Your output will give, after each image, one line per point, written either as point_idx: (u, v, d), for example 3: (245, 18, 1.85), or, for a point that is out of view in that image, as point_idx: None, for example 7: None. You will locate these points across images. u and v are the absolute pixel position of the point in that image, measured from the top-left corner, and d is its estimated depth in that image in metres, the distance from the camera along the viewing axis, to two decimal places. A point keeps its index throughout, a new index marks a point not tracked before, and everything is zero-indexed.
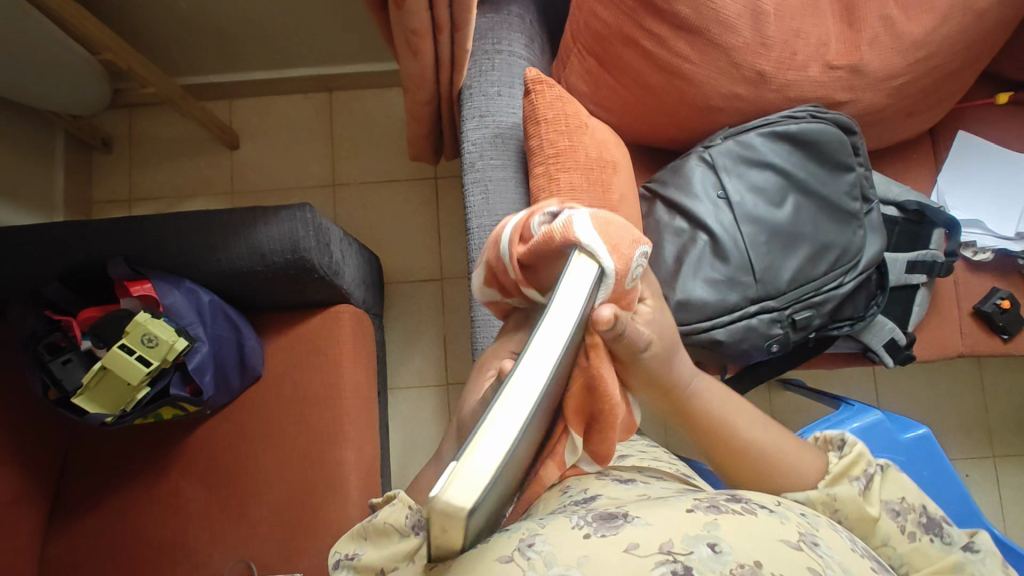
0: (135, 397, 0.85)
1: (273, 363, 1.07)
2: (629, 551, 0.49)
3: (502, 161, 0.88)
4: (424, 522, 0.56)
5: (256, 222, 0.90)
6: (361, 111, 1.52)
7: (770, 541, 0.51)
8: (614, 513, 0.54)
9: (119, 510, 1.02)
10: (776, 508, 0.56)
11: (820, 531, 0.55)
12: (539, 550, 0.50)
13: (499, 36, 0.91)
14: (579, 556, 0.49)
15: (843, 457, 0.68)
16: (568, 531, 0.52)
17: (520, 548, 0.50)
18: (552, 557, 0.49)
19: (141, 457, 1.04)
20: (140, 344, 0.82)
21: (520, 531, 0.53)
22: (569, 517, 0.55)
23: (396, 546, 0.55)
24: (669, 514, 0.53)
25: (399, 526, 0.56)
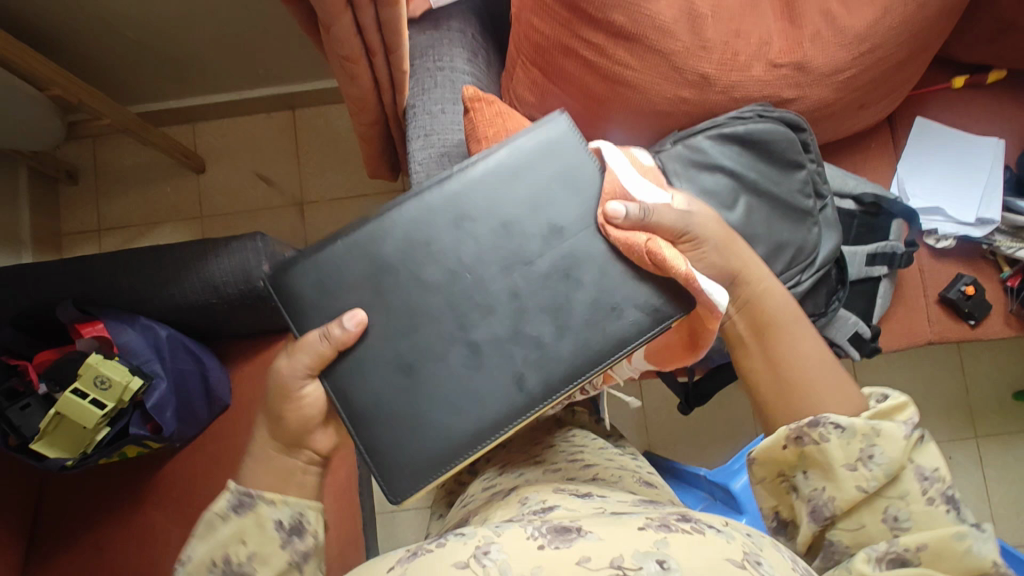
0: (94, 439, 0.85)
1: (240, 390, 1.07)
2: (581, 565, 0.46)
3: None
4: (242, 502, 0.58)
5: (207, 255, 0.90)
6: (324, 127, 1.51)
7: (716, 559, 0.47)
8: (569, 525, 0.52)
9: (96, 549, 1.02)
10: (723, 527, 0.53)
11: (765, 551, 0.51)
12: (494, 558, 0.48)
13: (440, 53, 0.90)
14: (532, 567, 0.47)
15: (885, 404, 0.61)
16: (523, 542, 0.49)
17: (476, 556, 0.48)
18: (507, 565, 0.47)
19: (115, 494, 1.04)
20: (93, 387, 0.82)
21: (475, 538, 0.50)
22: (524, 526, 0.52)
23: (220, 532, 0.56)
24: (622, 530, 0.50)
25: (219, 511, 0.57)
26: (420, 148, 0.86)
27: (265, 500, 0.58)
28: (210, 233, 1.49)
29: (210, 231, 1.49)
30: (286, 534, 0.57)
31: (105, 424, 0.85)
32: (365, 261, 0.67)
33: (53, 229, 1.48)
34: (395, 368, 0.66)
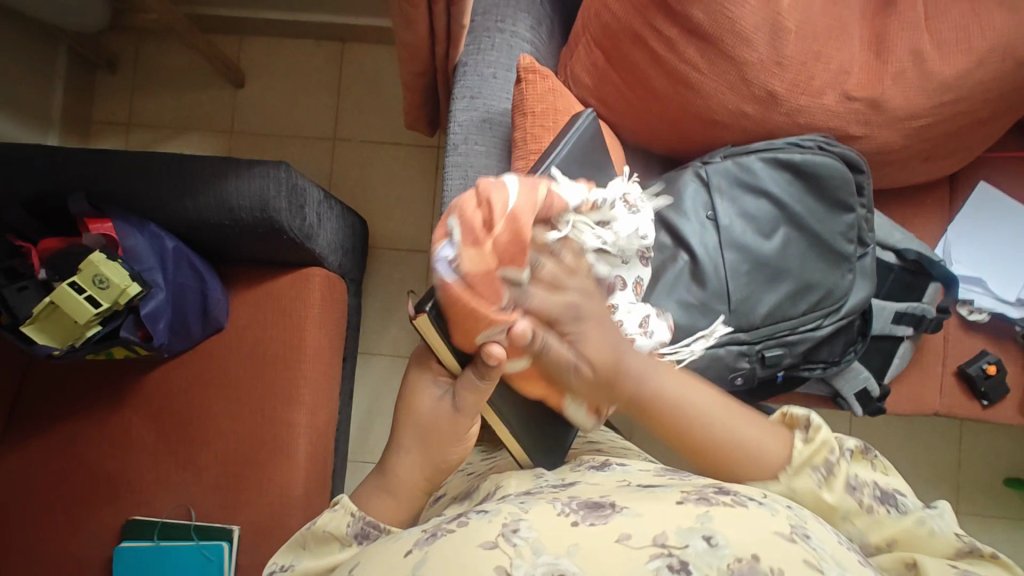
0: (84, 335, 0.83)
1: (236, 316, 1.06)
2: (622, 542, 0.44)
3: (486, 148, 0.82)
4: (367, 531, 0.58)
5: (228, 174, 0.88)
6: (370, 68, 1.47)
7: (764, 534, 0.45)
8: (601, 503, 0.49)
9: (69, 440, 1.04)
10: (764, 499, 0.50)
11: (809, 523, 0.49)
12: (524, 536, 0.45)
13: (503, 14, 0.85)
14: (568, 544, 0.45)
15: (808, 442, 0.61)
16: (554, 517, 0.47)
17: (505, 534, 0.45)
18: (540, 544, 0.44)
19: (96, 391, 1.05)
20: (91, 284, 0.81)
21: (501, 515, 0.47)
22: (552, 503, 0.50)
23: (334, 554, 0.56)
24: (660, 505, 0.48)
25: (340, 534, 0.57)
26: (462, 110, 0.83)
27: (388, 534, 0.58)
28: (237, 151, 1.46)
29: (237, 149, 1.46)
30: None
31: (100, 325, 0.85)
32: None
33: (83, 114, 1.46)
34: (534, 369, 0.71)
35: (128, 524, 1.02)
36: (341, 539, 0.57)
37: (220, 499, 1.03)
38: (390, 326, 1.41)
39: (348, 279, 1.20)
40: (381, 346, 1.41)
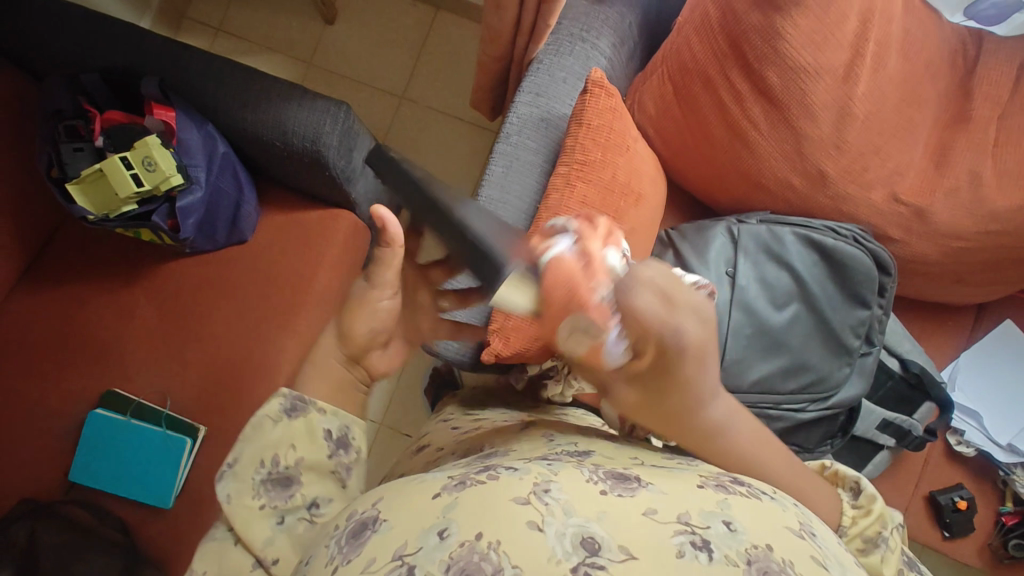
0: (121, 209, 0.88)
1: (262, 234, 1.10)
2: (647, 515, 0.47)
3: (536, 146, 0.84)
4: (299, 409, 0.59)
5: (292, 100, 0.92)
6: (456, 43, 1.51)
7: (776, 526, 0.49)
8: (627, 476, 0.53)
9: (78, 301, 1.09)
10: (775, 495, 0.55)
11: (814, 524, 0.53)
12: (555, 497, 0.48)
13: (590, 25, 0.88)
14: (597, 511, 0.47)
15: (857, 505, 0.67)
16: (583, 483, 0.51)
17: (537, 493, 0.49)
18: (568, 506, 0.48)
19: (116, 264, 1.10)
20: (140, 164, 0.86)
21: (533, 475, 0.51)
22: (580, 470, 0.53)
23: (268, 435, 0.57)
24: (678, 485, 0.52)
25: (272, 414, 0.58)
26: (523, 104, 0.84)
27: (318, 409, 0.60)
28: (308, 82, 1.51)
29: (309, 81, 1.51)
30: (333, 445, 0.60)
31: (134, 206, 0.89)
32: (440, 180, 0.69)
33: (179, 8, 1.52)
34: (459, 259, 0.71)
35: (106, 394, 1.07)
36: (271, 420, 0.58)
37: (196, 397, 1.08)
38: None
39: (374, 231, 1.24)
40: None
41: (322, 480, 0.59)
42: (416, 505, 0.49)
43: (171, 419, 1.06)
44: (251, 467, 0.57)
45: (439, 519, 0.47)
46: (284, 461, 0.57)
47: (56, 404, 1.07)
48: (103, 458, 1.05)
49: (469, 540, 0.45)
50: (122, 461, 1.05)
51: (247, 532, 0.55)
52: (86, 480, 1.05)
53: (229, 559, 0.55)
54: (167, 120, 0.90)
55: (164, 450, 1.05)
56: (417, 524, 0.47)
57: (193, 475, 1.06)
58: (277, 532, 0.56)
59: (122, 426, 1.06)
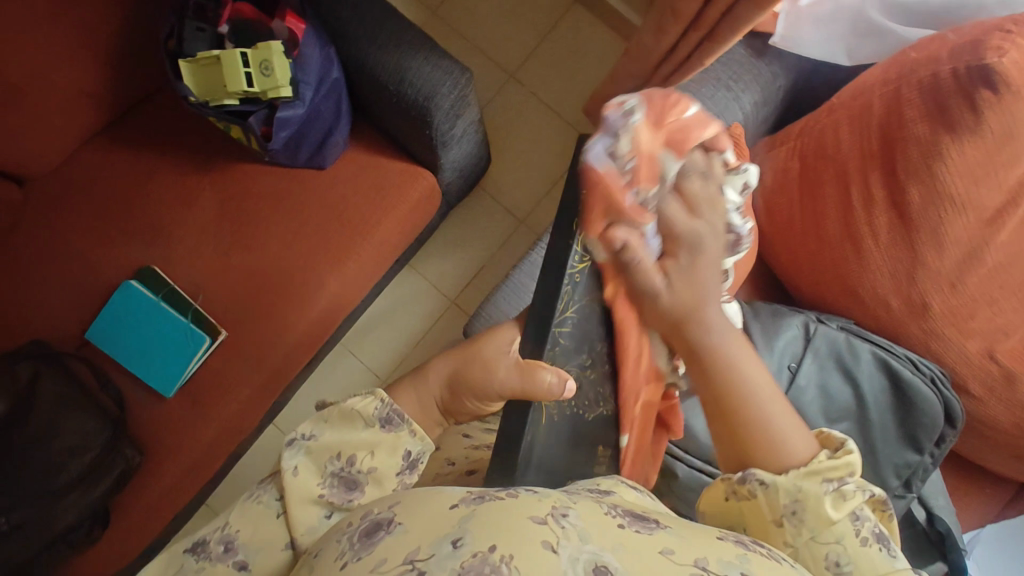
0: (222, 101, 0.87)
1: (340, 167, 1.09)
2: (664, 555, 0.43)
3: None
4: (390, 419, 0.61)
5: (421, 51, 0.90)
6: (584, 40, 1.48)
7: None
8: (648, 516, 0.50)
9: (147, 172, 1.10)
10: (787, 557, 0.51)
11: None
12: (571, 522, 0.45)
13: (739, 76, 0.83)
14: (612, 543, 0.44)
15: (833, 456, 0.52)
16: (603, 516, 0.47)
17: (554, 513, 0.45)
18: (585, 534, 0.44)
19: (194, 149, 1.10)
20: (256, 65, 0.84)
21: (552, 498, 0.48)
22: (600, 503, 0.50)
23: (356, 432, 0.61)
24: (701, 533, 0.48)
25: (364, 415, 0.61)
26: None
27: (409, 429, 0.62)
28: (427, 28, 1.48)
29: (428, 27, 1.48)
30: (405, 465, 0.61)
31: (229, 98, 0.87)
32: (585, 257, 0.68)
33: None
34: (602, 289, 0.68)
35: (146, 269, 1.07)
36: (365, 419, 0.61)
37: (227, 302, 1.08)
38: (448, 258, 1.47)
39: (445, 200, 1.22)
40: (430, 270, 1.48)
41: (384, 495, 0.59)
42: (432, 512, 0.46)
43: (196, 314, 1.06)
44: (325, 454, 0.61)
45: (454, 529, 0.43)
46: (358, 464, 0.60)
47: (99, 263, 1.09)
48: (122, 328, 1.06)
49: (482, 549, 0.41)
50: (138, 337, 1.05)
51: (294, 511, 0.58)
52: (100, 343, 1.06)
53: (262, 527, 0.59)
54: (296, 30, 0.88)
55: (181, 340, 1.05)
56: (428, 533, 0.43)
57: (200, 374, 1.07)
58: (322, 524, 0.58)
59: (149, 303, 1.06)
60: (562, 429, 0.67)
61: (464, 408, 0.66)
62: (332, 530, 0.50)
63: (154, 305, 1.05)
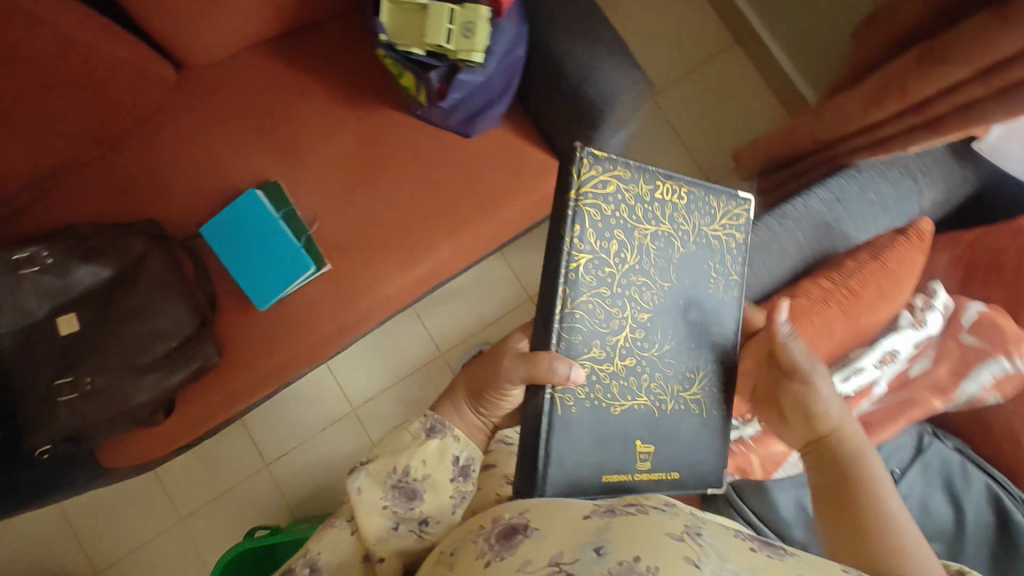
0: (411, 48, 0.87)
1: (483, 140, 1.09)
2: None
3: (804, 242, 0.86)
4: (438, 430, 0.76)
5: (612, 54, 0.89)
6: (733, 84, 1.47)
7: None
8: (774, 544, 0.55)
9: (299, 91, 1.12)
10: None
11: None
12: (705, 541, 0.51)
13: (919, 168, 0.90)
14: (748, 567, 0.49)
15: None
16: (730, 539, 0.53)
17: (689, 533, 0.51)
18: (720, 552, 0.50)
19: (350, 83, 1.11)
20: (459, 24, 0.83)
21: (683, 519, 0.53)
22: (729, 528, 0.55)
23: (404, 444, 0.75)
24: (826, 564, 0.53)
25: (413, 430, 0.76)
26: (820, 199, 0.86)
27: (453, 436, 0.77)
28: None
29: None
30: (456, 470, 0.76)
31: (419, 46, 0.87)
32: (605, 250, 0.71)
33: None
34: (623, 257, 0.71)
35: (272, 183, 1.09)
36: (413, 433, 0.76)
37: (340, 239, 1.09)
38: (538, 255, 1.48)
39: None
40: (516, 262, 1.50)
41: (440, 499, 0.73)
42: (567, 525, 0.54)
43: (309, 241, 1.07)
44: (383, 471, 0.73)
45: (595, 538, 0.50)
46: (412, 473, 0.73)
47: (230, 166, 1.11)
48: (235, 233, 1.07)
49: (626, 560, 0.47)
50: (247, 246, 1.06)
51: (373, 518, 0.71)
52: (209, 241, 1.07)
53: (342, 544, 0.74)
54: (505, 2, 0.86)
55: (287, 262, 1.05)
56: (575, 538, 0.51)
57: (294, 299, 1.08)
58: (390, 533, 0.72)
59: (268, 219, 1.06)
60: (593, 424, 0.70)
61: (489, 399, 0.78)
62: (467, 534, 0.61)
63: (271, 220, 1.07)
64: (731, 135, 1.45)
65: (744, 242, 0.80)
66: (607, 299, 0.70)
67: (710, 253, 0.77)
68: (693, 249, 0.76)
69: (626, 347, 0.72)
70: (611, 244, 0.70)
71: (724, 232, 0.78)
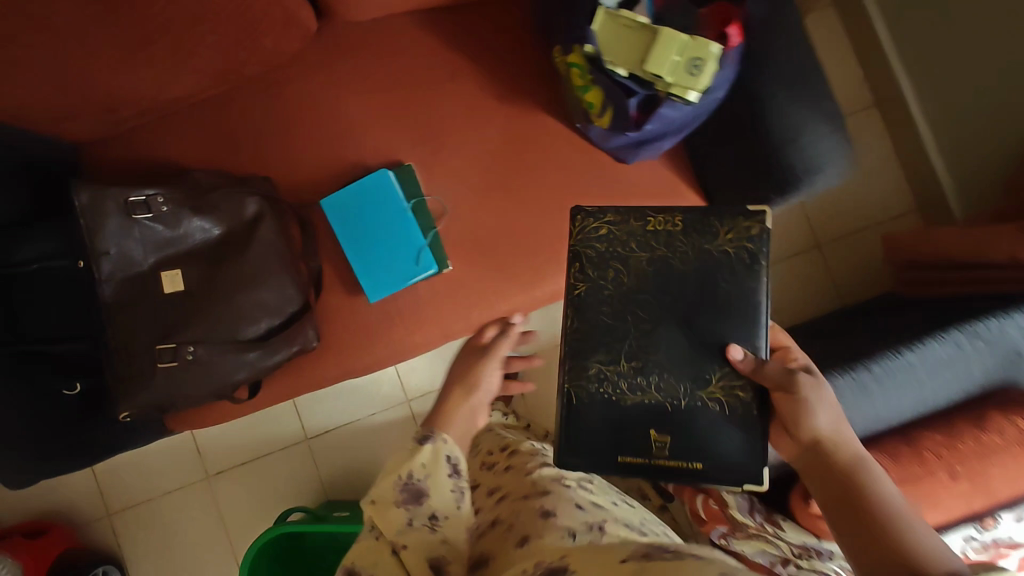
0: (619, 68, 0.79)
1: (637, 168, 1.02)
2: None
3: (989, 367, 0.90)
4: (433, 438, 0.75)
5: (826, 121, 0.82)
6: (864, 149, 1.41)
7: None
8: None
9: (450, 72, 1.03)
10: None
11: None
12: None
13: None
14: None
15: None
16: None
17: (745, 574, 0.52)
18: None
19: (508, 76, 1.02)
20: (685, 57, 0.75)
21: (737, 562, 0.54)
22: None
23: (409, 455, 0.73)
24: None
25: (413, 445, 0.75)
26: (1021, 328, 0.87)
27: (444, 440, 0.75)
28: None
29: None
30: (453, 470, 0.74)
31: (621, 69, 0.79)
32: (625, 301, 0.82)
33: None
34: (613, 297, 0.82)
35: (405, 168, 1.01)
36: (412, 447, 0.74)
37: (464, 242, 1.02)
38: None
39: None
40: None
41: (446, 499, 0.71)
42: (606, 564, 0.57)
43: (434, 239, 1.00)
44: (388, 475, 0.72)
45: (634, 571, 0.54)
46: (416, 476, 0.71)
47: (362, 138, 1.02)
48: (358, 213, 0.99)
49: None
50: (368, 231, 0.99)
51: (371, 544, 0.68)
52: (327, 216, 0.99)
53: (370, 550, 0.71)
54: (729, 44, 0.78)
55: (410, 258, 0.99)
56: None
57: (405, 296, 1.01)
58: (406, 529, 0.68)
59: (397, 208, 0.99)
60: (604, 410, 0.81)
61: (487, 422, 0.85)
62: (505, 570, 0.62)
63: (400, 209, 0.99)
64: (851, 201, 1.40)
65: (758, 254, 0.80)
66: (608, 313, 0.82)
67: (718, 267, 0.80)
68: (697, 267, 0.80)
69: (629, 347, 0.80)
70: (608, 273, 0.83)
71: (735, 249, 0.80)
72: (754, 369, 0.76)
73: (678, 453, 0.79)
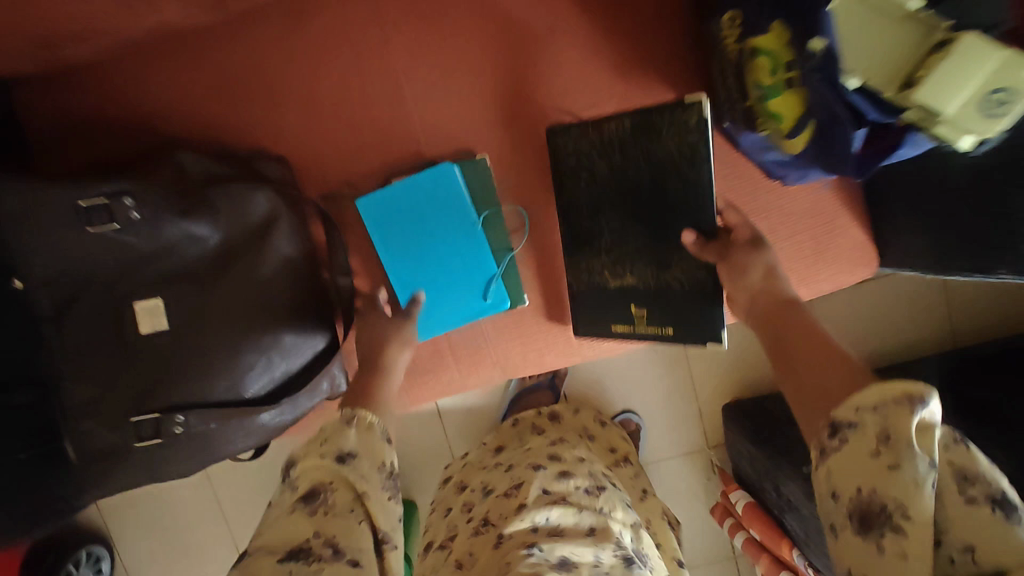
0: (861, 82, 0.50)
1: (790, 188, 0.74)
2: None
3: None
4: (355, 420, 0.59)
5: None
6: None
7: (878, 467, 0.40)
8: None
9: (547, 21, 0.70)
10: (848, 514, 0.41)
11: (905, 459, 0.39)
12: None
13: None
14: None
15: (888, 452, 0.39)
16: None
17: None
18: None
19: (632, 40, 0.71)
20: (994, 86, 0.45)
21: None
22: None
23: (334, 440, 0.57)
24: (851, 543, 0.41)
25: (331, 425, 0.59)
26: None
27: (365, 418, 0.60)
28: None
29: None
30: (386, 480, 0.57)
31: (863, 80, 0.50)
32: (596, 206, 0.72)
33: None
34: (587, 210, 0.72)
35: (477, 161, 0.73)
36: (332, 430, 0.58)
37: (545, 268, 0.78)
38: None
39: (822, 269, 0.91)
40: None
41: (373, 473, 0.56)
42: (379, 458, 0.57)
43: (508, 262, 0.75)
44: (315, 441, 0.57)
45: None
46: (335, 449, 0.56)
47: (419, 115, 0.72)
48: (409, 222, 0.72)
49: None
50: (421, 247, 0.73)
51: (337, 522, 0.52)
52: (365, 222, 0.72)
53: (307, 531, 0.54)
54: None
55: (478, 289, 0.74)
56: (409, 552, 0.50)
57: (465, 333, 0.78)
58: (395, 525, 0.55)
59: (469, 228, 0.72)
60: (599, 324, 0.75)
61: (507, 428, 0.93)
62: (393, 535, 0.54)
63: (467, 220, 0.72)
64: None
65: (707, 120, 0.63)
66: (583, 218, 0.73)
67: (677, 163, 0.66)
68: (655, 172, 0.68)
69: (603, 253, 0.72)
70: (583, 180, 0.71)
71: (679, 142, 0.65)
72: (710, 251, 0.64)
73: (656, 318, 0.71)
